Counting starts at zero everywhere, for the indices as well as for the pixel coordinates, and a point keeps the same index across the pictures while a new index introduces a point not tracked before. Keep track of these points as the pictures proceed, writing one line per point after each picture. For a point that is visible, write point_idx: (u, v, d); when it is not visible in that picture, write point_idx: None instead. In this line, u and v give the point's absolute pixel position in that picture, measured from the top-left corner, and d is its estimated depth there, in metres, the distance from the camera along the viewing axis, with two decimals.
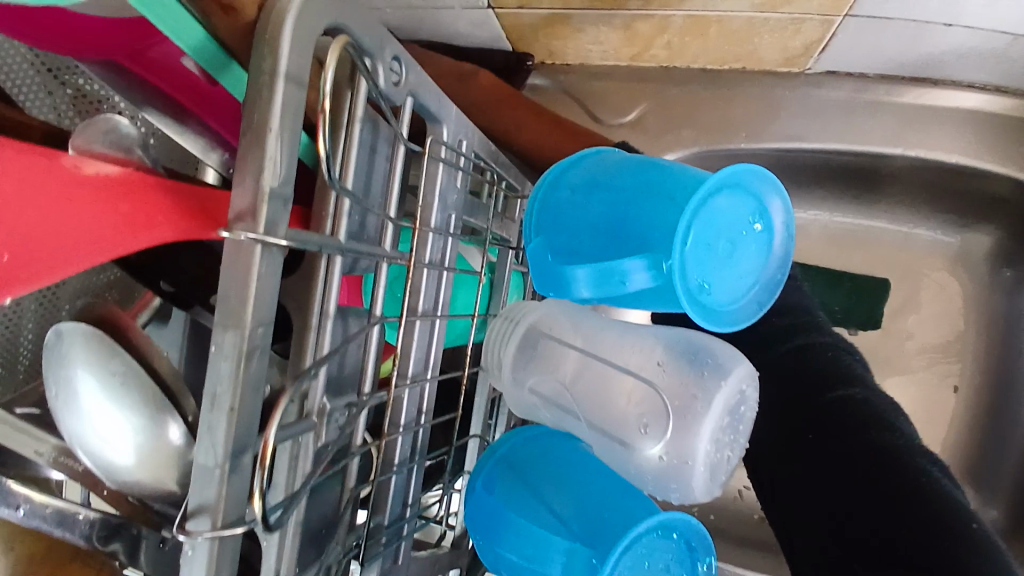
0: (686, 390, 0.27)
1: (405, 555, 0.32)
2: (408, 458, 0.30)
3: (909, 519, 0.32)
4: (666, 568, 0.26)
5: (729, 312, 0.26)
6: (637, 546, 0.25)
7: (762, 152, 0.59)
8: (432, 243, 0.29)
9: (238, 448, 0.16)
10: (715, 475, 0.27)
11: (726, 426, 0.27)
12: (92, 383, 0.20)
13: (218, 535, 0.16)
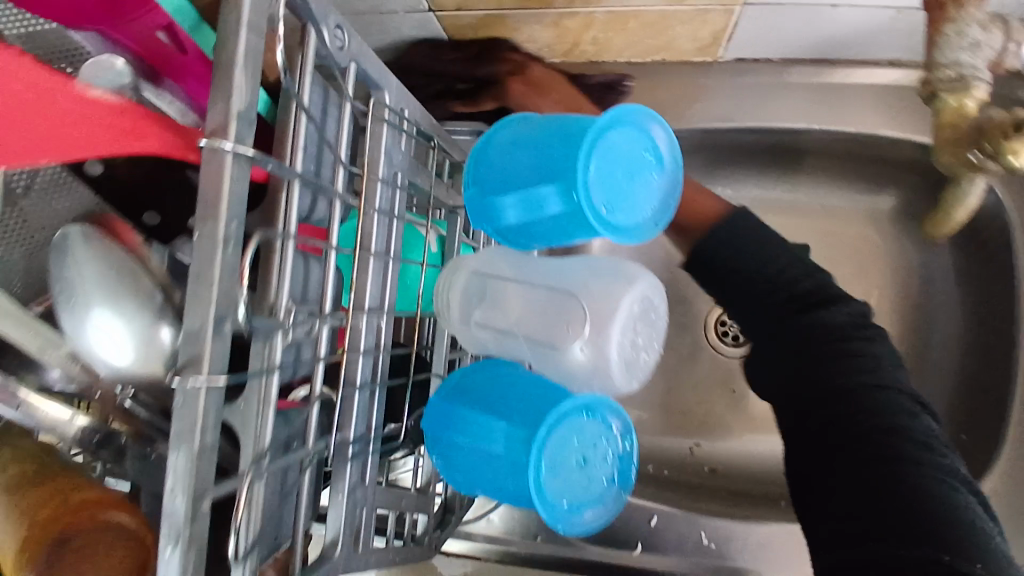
0: (600, 297, 0.32)
1: (372, 477, 0.36)
2: (369, 382, 0.34)
3: (899, 499, 0.36)
4: (592, 444, 0.30)
5: (636, 231, 0.32)
6: (564, 422, 0.29)
7: (688, 132, 0.66)
8: (381, 193, 0.34)
9: (221, 314, 0.21)
10: (631, 370, 0.32)
11: (638, 327, 0.32)
12: (97, 280, 0.24)
13: (209, 382, 0.21)
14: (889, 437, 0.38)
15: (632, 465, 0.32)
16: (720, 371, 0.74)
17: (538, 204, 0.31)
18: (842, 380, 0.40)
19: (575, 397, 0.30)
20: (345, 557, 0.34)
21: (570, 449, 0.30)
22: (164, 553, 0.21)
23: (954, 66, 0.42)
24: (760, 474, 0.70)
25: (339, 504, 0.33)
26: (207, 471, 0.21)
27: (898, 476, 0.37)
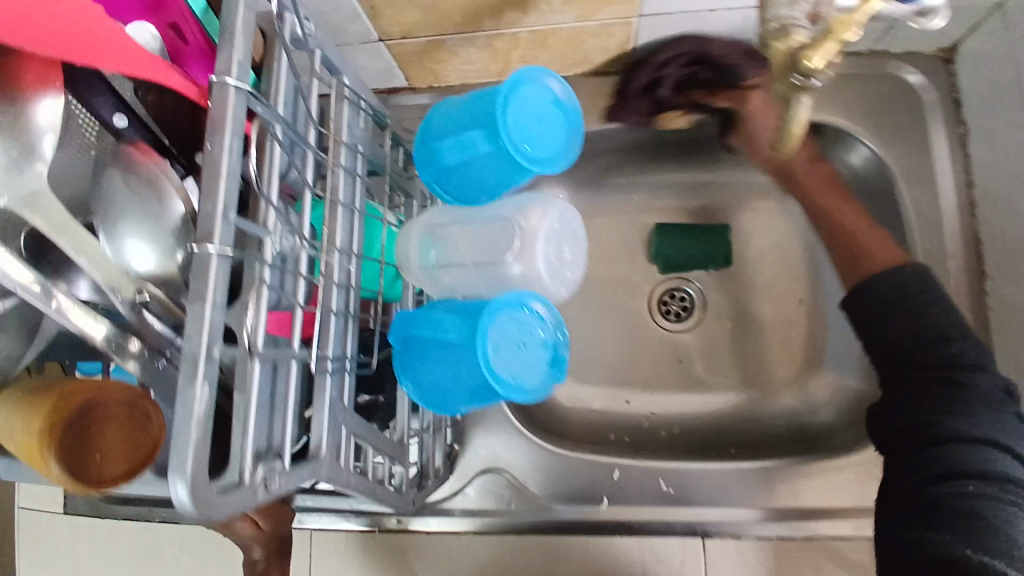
0: (527, 219, 0.40)
1: (348, 398, 0.42)
2: (343, 311, 0.41)
3: (936, 516, 0.47)
4: (530, 332, 0.37)
5: (547, 164, 0.40)
6: (503, 312, 0.37)
7: (612, 131, 0.76)
8: (345, 154, 0.42)
9: (228, 203, 0.29)
10: (558, 277, 0.41)
11: (560, 241, 0.40)
12: (141, 201, 0.34)
13: (219, 250, 0.28)
14: (933, 463, 0.49)
15: (566, 352, 0.39)
16: (668, 344, 0.83)
17: (469, 145, 0.39)
18: (935, 422, 0.50)
19: (512, 294, 0.37)
20: (328, 462, 0.39)
21: (510, 334, 0.37)
22: (190, 384, 0.27)
23: (777, 20, 0.43)
24: (713, 429, 0.77)
25: (321, 412, 0.39)
26: (219, 322, 0.28)
27: (936, 493, 0.48)
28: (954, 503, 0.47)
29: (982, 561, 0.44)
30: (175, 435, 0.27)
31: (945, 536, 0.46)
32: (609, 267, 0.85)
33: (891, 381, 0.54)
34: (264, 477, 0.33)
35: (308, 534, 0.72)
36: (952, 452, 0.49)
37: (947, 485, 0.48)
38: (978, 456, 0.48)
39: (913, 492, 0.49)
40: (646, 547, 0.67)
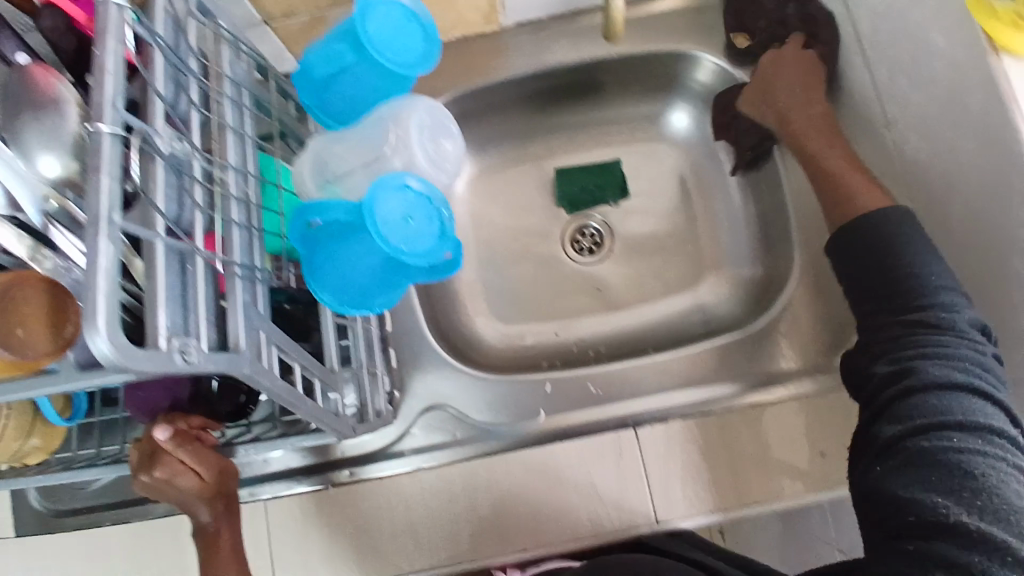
0: (401, 120, 0.46)
1: (263, 307, 0.46)
2: (245, 224, 0.45)
3: (930, 479, 0.49)
4: (412, 208, 0.42)
5: (409, 67, 0.45)
6: (383, 194, 0.41)
7: (498, 85, 0.82)
8: (229, 87, 0.47)
9: (115, 94, 0.34)
10: (437, 165, 0.47)
11: (433, 135, 0.47)
12: (45, 115, 0.38)
13: (109, 129, 0.33)
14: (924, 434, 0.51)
15: (450, 224, 0.44)
16: (583, 276, 0.89)
17: (334, 56, 0.45)
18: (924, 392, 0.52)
19: (390, 179, 0.42)
20: (248, 358, 0.42)
21: (394, 212, 0.42)
22: (94, 241, 0.31)
23: None
24: (634, 343, 0.83)
25: (235, 310, 0.42)
26: (116, 192, 0.33)
27: (933, 462, 0.50)
28: (948, 465, 0.49)
29: (976, 523, 0.47)
30: (87, 287, 0.31)
31: (942, 501, 0.48)
32: (519, 215, 0.90)
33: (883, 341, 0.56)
34: (180, 347, 0.36)
35: (261, 504, 0.71)
36: (933, 410, 0.51)
37: (944, 457, 0.49)
38: (960, 410, 0.51)
39: (897, 454, 0.52)
40: (586, 447, 0.70)
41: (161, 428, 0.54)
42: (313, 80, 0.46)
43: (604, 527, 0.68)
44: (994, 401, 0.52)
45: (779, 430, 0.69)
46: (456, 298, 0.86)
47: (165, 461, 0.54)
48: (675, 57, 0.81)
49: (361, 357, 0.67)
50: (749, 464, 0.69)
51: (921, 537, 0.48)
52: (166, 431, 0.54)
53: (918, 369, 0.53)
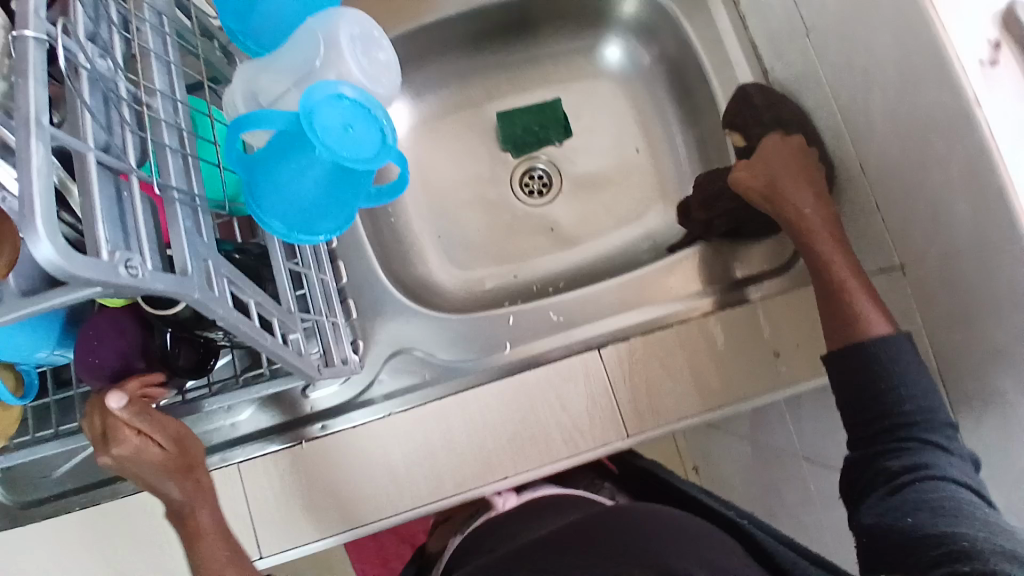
0: (327, 31, 0.45)
1: (208, 237, 0.45)
2: (179, 150, 0.44)
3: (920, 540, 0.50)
4: (351, 115, 0.42)
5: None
6: (318, 102, 0.41)
7: (431, 28, 0.81)
8: (148, 13, 0.46)
9: (37, 3, 0.34)
10: (372, 76, 0.47)
11: (363, 46, 0.47)
12: None
13: (33, 36, 0.33)
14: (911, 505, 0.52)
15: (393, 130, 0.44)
16: (535, 216, 0.90)
17: None
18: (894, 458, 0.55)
19: (323, 88, 0.42)
20: (196, 282, 0.41)
21: (332, 118, 0.41)
22: (25, 141, 0.31)
23: None
24: (591, 276, 0.85)
25: (178, 234, 0.41)
26: (44, 97, 0.32)
27: (916, 522, 0.51)
28: (929, 520, 0.50)
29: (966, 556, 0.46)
30: (22, 188, 0.30)
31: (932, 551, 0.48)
32: (466, 162, 0.90)
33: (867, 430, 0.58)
34: (124, 260, 0.35)
35: (235, 467, 0.69)
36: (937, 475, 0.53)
37: (926, 516, 0.50)
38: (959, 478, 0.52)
39: (917, 512, 0.51)
40: (553, 373, 0.72)
41: (118, 394, 0.52)
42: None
43: (579, 446, 0.70)
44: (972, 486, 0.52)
45: (735, 334, 0.72)
46: (411, 249, 0.86)
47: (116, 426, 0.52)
48: None
49: (320, 306, 0.66)
50: (710, 370, 0.71)
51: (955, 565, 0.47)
52: (123, 398, 0.53)
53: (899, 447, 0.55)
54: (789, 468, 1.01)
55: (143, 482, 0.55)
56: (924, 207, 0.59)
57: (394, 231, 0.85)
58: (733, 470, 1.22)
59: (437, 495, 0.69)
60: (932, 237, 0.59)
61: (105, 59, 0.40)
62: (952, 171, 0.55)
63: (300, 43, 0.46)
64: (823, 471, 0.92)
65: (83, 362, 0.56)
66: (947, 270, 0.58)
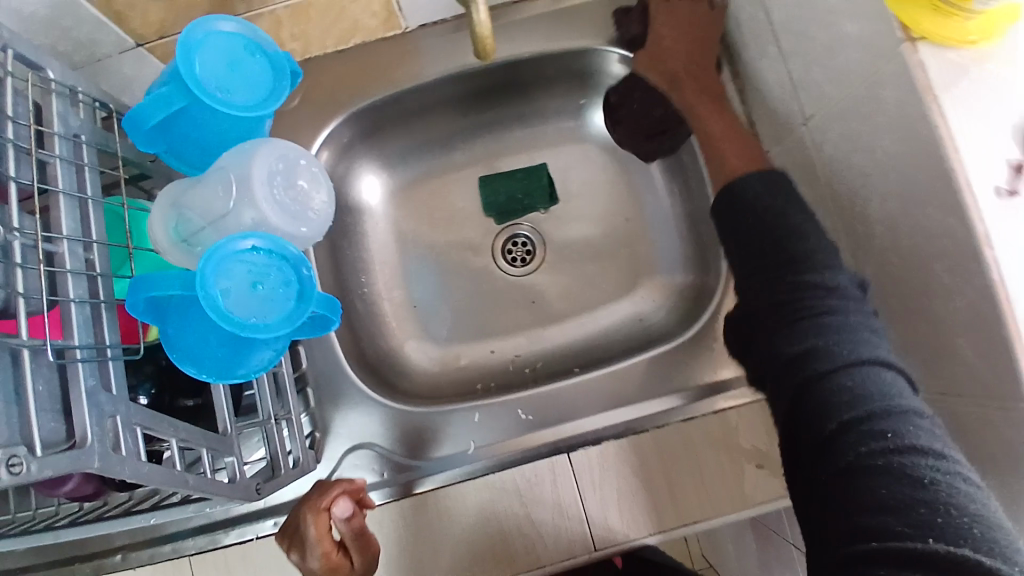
0: (244, 170, 0.43)
1: (119, 387, 0.42)
2: (88, 298, 0.41)
3: (847, 448, 0.49)
4: (261, 272, 0.39)
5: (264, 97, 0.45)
6: (220, 260, 0.37)
7: (406, 94, 0.78)
8: (60, 145, 0.43)
9: None
10: (293, 214, 0.44)
11: (282, 183, 0.44)
12: None
13: None
14: (833, 406, 0.51)
15: (313, 282, 0.40)
16: (517, 287, 0.86)
17: (166, 101, 0.42)
18: (818, 356, 0.53)
19: (229, 243, 0.38)
20: (98, 450, 0.38)
21: (238, 280, 0.38)
22: None
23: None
24: (571, 354, 0.81)
25: (77, 400, 0.38)
26: None
27: (845, 435, 0.50)
28: (857, 427, 0.50)
29: (908, 464, 0.47)
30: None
31: (870, 464, 0.48)
32: (446, 228, 0.87)
33: (786, 323, 0.56)
34: (6, 459, 0.35)
35: (187, 560, 0.68)
36: (859, 410, 0.50)
37: (853, 424, 0.50)
38: (879, 399, 0.50)
39: (855, 416, 0.50)
40: (523, 475, 0.68)
41: (344, 502, 0.57)
42: (143, 125, 0.42)
43: (541, 559, 0.66)
44: (887, 353, 0.53)
45: (716, 442, 0.68)
46: (383, 321, 0.83)
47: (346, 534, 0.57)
48: (592, 53, 0.77)
49: (266, 408, 0.62)
50: (685, 480, 0.67)
51: (905, 502, 0.46)
52: (345, 508, 0.57)
53: (823, 346, 0.53)
54: (783, 553, 0.96)
55: None
56: (924, 334, 0.55)
57: (365, 303, 0.82)
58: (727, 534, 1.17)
59: None
60: (933, 367, 0.55)
61: None
62: (953, 304, 0.51)
63: (218, 174, 0.44)
64: None
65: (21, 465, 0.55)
66: (949, 410, 0.55)
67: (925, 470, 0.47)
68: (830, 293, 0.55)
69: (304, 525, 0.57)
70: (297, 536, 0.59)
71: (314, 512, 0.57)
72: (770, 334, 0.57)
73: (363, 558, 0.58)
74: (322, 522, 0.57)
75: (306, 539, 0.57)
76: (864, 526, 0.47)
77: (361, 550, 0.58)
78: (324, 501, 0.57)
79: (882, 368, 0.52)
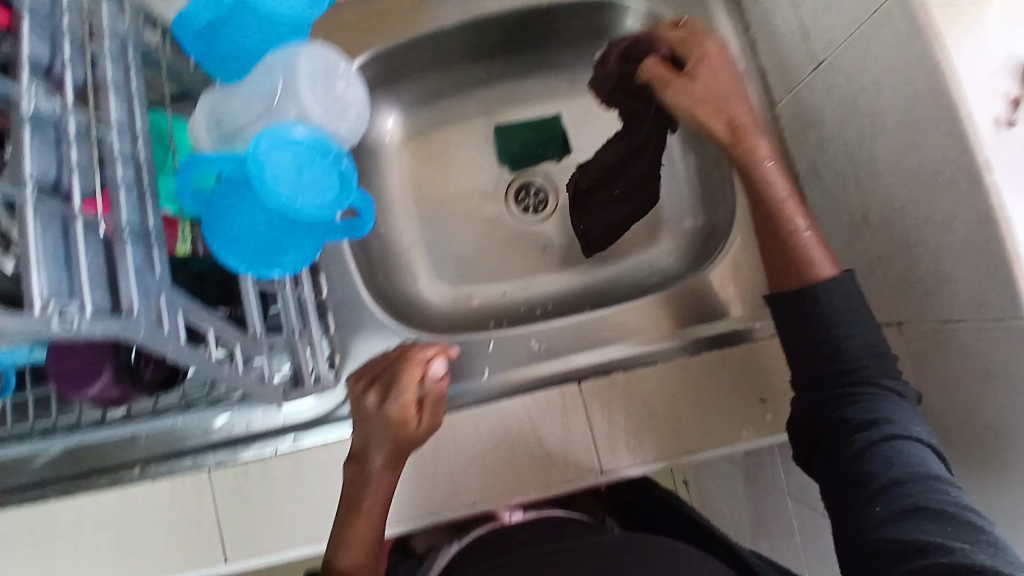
0: (287, 69, 0.47)
1: (161, 271, 0.44)
2: (133, 184, 0.43)
3: (886, 487, 0.52)
4: (308, 157, 0.42)
5: (299, 14, 0.49)
6: (272, 141, 0.40)
7: (428, 39, 0.80)
8: (108, 41, 0.45)
9: None
10: (333, 111, 0.50)
11: (322, 82, 0.49)
12: None
13: None
14: (866, 452, 0.54)
15: (351, 174, 0.44)
16: (530, 233, 0.88)
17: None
18: (846, 403, 0.57)
19: (278, 128, 0.41)
20: (143, 324, 0.40)
21: (288, 162, 0.41)
22: None
23: None
24: (580, 297, 0.84)
25: (126, 273, 0.40)
26: None
27: (883, 475, 0.52)
28: (895, 468, 0.52)
29: (951, 505, 0.49)
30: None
31: (912, 501, 0.50)
32: (461, 174, 0.90)
33: (821, 371, 0.59)
34: (59, 311, 0.34)
35: (206, 473, 0.71)
36: (892, 455, 0.53)
37: (889, 465, 0.52)
38: (909, 446, 0.53)
39: (892, 459, 0.53)
40: (532, 401, 0.72)
41: (438, 365, 0.62)
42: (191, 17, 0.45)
43: (549, 479, 0.70)
44: (910, 406, 0.56)
45: (718, 376, 0.71)
46: (399, 260, 0.85)
47: (428, 392, 0.61)
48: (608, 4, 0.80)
49: (291, 323, 0.64)
50: (688, 410, 0.71)
51: (948, 536, 0.48)
52: (441, 369, 0.62)
53: (854, 399, 0.57)
54: (774, 498, 1.01)
55: (369, 436, 0.61)
56: (925, 265, 0.59)
57: (380, 241, 0.84)
58: (721, 487, 1.22)
59: (404, 514, 0.70)
60: (931, 295, 0.59)
61: (56, 93, 0.39)
62: (952, 232, 0.55)
63: (257, 76, 0.47)
64: (806, 508, 0.91)
65: (53, 369, 0.55)
66: (946, 336, 0.59)
67: (962, 506, 0.49)
68: (859, 343, 0.58)
69: (398, 368, 0.61)
70: (378, 381, 0.62)
71: (409, 362, 0.62)
72: (805, 380, 0.60)
73: (431, 421, 0.62)
74: (416, 375, 0.61)
75: (395, 383, 0.61)
76: (912, 555, 0.48)
77: (431, 414, 0.62)
78: (424, 356, 0.61)
79: (908, 418, 0.55)
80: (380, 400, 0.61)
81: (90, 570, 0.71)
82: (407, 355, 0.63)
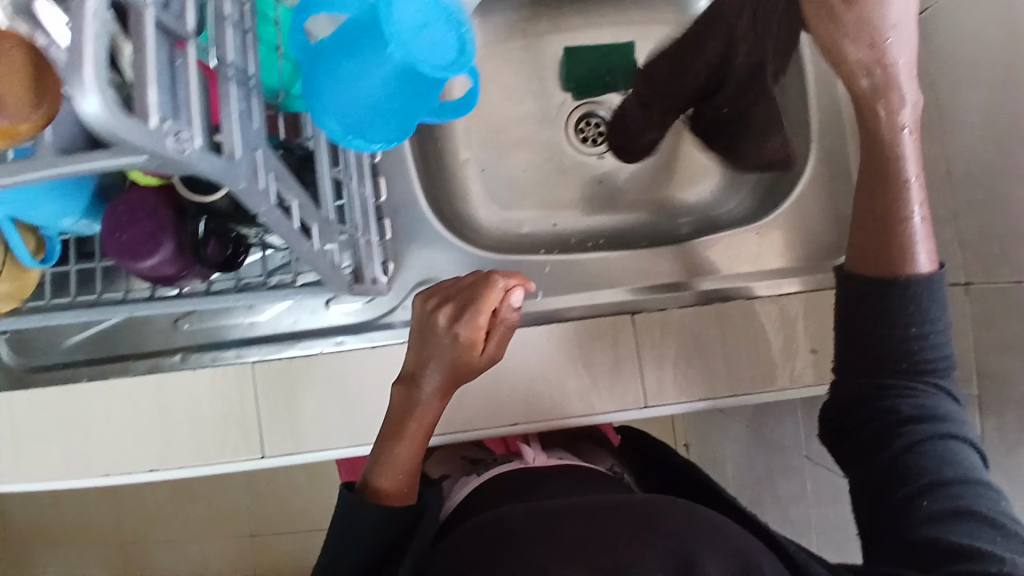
0: None
1: (258, 125, 0.41)
2: (237, 24, 0.40)
3: (934, 488, 0.50)
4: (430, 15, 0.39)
5: None
6: None
7: None
8: None
9: None
10: None
11: None
12: None
13: None
14: (917, 451, 0.52)
15: (470, 44, 0.40)
16: (588, 164, 0.85)
17: None
18: (900, 398, 0.54)
19: None
20: (243, 172, 0.37)
21: (412, 14, 0.39)
22: None
23: None
24: (632, 234, 0.83)
25: (231, 114, 0.37)
26: None
27: (933, 476, 0.50)
28: (946, 472, 0.50)
29: (997, 514, 0.48)
30: (73, 28, 0.27)
31: (959, 504, 0.49)
32: (523, 95, 0.86)
33: (879, 361, 0.55)
34: (174, 132, 0.31)
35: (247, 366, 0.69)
36: (943, 458, 0.51)
37: (940, 467, 0.51)
38: (957, 450, 0.52)
39: (943, 461, 0.51)
40: (582, 328, 0.71)
41: (520, 293, 0.58)
42: None
43: (591, 407, 0.70)
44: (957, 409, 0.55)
45: (775, 322, 0.70)
46: (452, 177, 0.83)
47: (499, 321, 0.59)
48: None
49: (355, 218, 0.62)
50: (739, 354, 0.70)
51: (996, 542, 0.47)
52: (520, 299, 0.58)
53: (907, 395, 0.54)
54: (788, 460, 1.02)
55: (426, 355, 0.59)
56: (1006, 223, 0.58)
57: (435, 154, 0.82)
58: (731, 449, 1.23)
59: (441, 429, 0.70)
60: (1007, 255, 0.58)
61: None
62: None
63: None
64: (821, 469, 0.92)
65: (111, 240, 0.52)
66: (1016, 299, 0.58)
67: (1005, 514, 0.49)
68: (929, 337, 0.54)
69: (476, 292, 0.58)
70: (451, 303, 0.59)
71: (488, 286, 0.58)
72: (858, 371, 0.56)
73: (496, 349, 0.60)
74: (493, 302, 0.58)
75: (469, 309, 0.57)
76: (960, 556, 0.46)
77: (496, 343, 0.60)
78: (505, 284, 0.58)
79: (956, 421, 0.54)
80: (450, 321, 0.58)
81: (121, 453, 0.69)
82: (486, 279, 0.59)
